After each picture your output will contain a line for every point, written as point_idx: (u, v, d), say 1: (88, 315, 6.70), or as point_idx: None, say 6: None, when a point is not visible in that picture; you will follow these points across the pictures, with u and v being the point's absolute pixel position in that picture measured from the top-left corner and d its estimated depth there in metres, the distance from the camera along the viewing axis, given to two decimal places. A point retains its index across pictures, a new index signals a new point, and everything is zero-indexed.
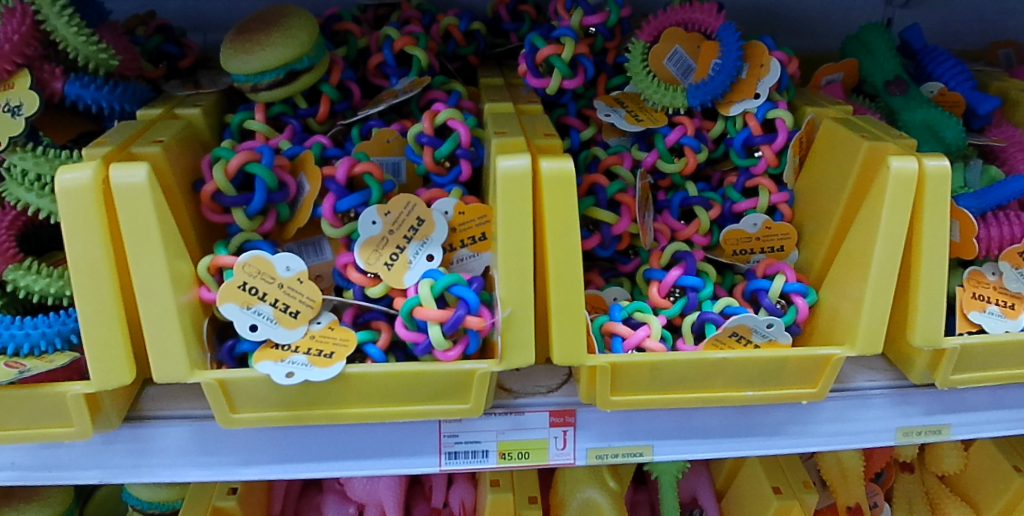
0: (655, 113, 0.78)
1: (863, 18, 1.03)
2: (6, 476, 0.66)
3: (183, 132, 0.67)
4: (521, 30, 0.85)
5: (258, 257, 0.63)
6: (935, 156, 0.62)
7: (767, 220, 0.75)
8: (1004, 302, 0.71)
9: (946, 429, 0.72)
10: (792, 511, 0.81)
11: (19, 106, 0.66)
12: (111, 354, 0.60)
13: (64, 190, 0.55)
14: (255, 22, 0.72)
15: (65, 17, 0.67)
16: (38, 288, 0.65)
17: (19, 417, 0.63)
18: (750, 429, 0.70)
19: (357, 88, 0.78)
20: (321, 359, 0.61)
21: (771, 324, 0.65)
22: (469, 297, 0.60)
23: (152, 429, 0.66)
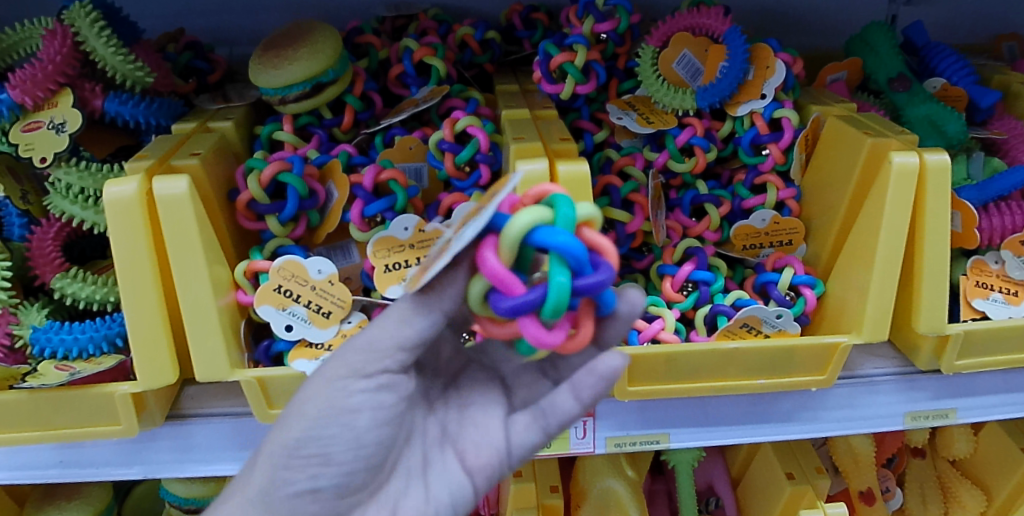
0: (666, 115, 0.81)
1: (867, 16, 1.06)
2: (51, 472, 0.69)
3: (217, 144, 0.70)
4: (534, 37, 0.88)
5: (292, 260, 0.67)
6: (935, 150, 0.65)
7: (775, 215, 0.78)
8: (1008, 289, 0.74)
9: (953, 413, 0.75)
10: (805, 497, 0.84)
11: (62, 123, 0.69)
12: (157, 356, 0.63)
13: (111, 202, 0.59)
14: (282, 37, 0.76)
15: (103, 38, 0.70)
16: (84, 295, 0.68)
17: (68, 416, 0.66)
18: (762, 416, 0.73)
19: (379, 98, 0.82)
20: (320, 318, 0.67)
21: (780, 314, 0.68)
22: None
23: (192, 426, 0.70)
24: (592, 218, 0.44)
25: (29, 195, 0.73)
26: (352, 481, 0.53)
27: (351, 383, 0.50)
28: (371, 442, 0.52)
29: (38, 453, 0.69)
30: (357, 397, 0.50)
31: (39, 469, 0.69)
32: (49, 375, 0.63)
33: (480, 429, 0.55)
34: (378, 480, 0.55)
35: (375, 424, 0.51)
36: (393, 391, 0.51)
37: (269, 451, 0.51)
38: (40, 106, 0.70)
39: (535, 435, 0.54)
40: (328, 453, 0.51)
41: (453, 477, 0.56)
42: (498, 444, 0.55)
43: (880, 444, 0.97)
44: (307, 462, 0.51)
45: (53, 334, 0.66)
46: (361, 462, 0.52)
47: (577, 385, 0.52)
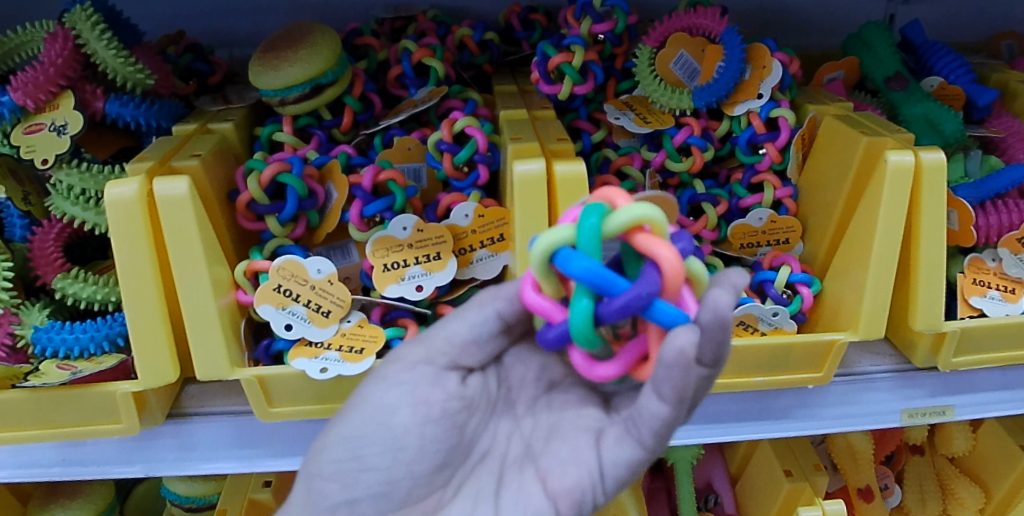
0: (663, 115, 0.81)
1: (864, 15, 1.06)
2: (53, 470, 0.70)
3: (217, 145, 0.71)
4: (533, 38, 0.89)
5: (291, 260, 0.67)
6: (931, 148, 0.65)
7: (772, 214, 0.78)
8: (1004, 287, 0.74)
9: (951, 410, 0.75)
10: (803, 494, 0.84)
11: (64, 125, 0.70)
12: (157, 356, 0.64)
13: (112, 203, 0.59)
14: (282, 39, 0.76)
15: (104, 40, 0.71)
16: (85, 295, 0.69)
17: (70, 415, 0.67)
18: (760, 413, 0.73)
19: (378, 99, 0.82)
20: (320, 317, 0.68)
21: (776, 312, 0.69)
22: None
23: (192, 425, 0.70)
24: (640, 219, 0.40)
25: (30, 196, 0.74)
26: (394, 494, 0.54)
27: (393, 379, 0.53)
28: (411, 446, 0.53)
29: (40, 452, 0.70)
30: (393, 394, 0.52)
31: (42, 467, 0.70)
32: (51, 374, 0.63)
33: (569, 445, 0.51)
34: (432, 499, 0.55)
35: (415, 426, 0.52)
36: (435, 390, 0.52)
37: (311, 458, 0.55)
38: (42, 109, 0.71)
39: (629, 452, 0.47)
40: (364, 456, 0.53)
41: (526, 502, 0.51)
42: (592, 466, 0.49)
43: (879, 442, 0.98)
44: (344, 467, 0.53)
45: (55, 334, 0.66)
46: (402, 472, 0.53)
47: (657, 381, 0.41)
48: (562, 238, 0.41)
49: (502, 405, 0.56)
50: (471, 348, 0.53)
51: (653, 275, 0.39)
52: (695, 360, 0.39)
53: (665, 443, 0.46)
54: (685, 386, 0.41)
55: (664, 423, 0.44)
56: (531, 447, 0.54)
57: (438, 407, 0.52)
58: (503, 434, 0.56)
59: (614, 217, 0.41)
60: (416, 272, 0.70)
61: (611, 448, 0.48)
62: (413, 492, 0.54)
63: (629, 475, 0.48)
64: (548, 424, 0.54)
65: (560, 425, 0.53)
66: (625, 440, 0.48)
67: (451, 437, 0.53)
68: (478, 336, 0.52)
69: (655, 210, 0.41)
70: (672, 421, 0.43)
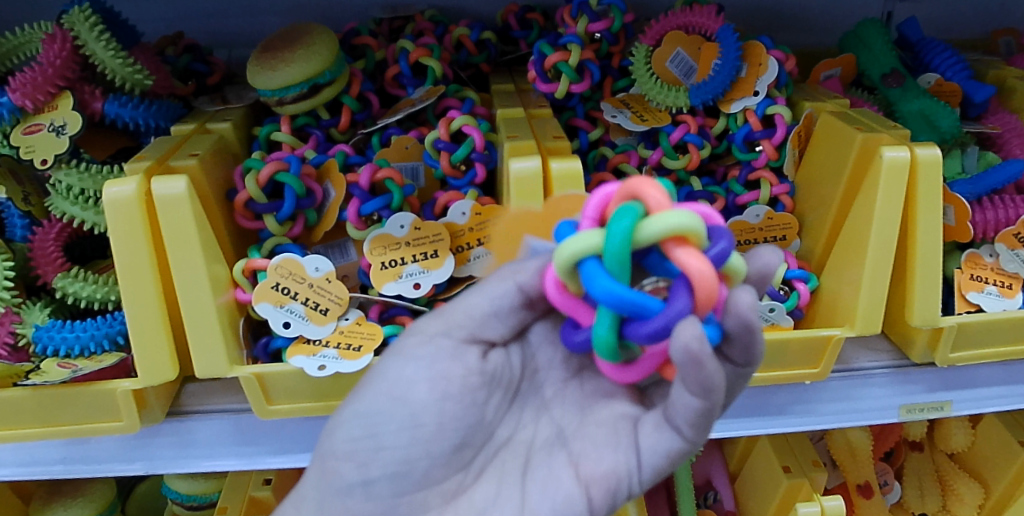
0: (659, 113, 0.82)
1: (860, 13, 1.06)
2: (54, 469, 0.70)
3: (215, 145, 0.71)
4: (530, 37, 0.89)
5: (289, 258, 0.68)
6: (926, 144, 0.65)
7: (769, 211, 0.78)
8: (1002, 282, 0.74)
9: (949, 406, 0.74)
10: (802, 490, 0.84)
11: (63, 126, 0.70)
12: (156, 353, 0.64)
13: (110, 203, 0.60)
14: (280, 39, 0.77)
15: (103, 41, 0.71)
16: (85, 294, 0.70)
17: (71, 413, 0.67)
18: (758, 409, 0.73)
19: (376, 98, 0.83)
20: (317, 314, 0.68)
21: (772, 308, 0.70)
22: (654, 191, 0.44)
23: (192, 423, 0.71)
24: (674, 237, 0.39)
25: (30, 196, 0.74)
26: (410, 474, 0.53)
27: (410, 353, 0.52)
28: (430, 423, 0.52)
29: (43, 449, 0.70)
30: (411, 368, 0.52)
31: (43, 465, 0.70)
32: (52, 373, 0.64)
33: (605, 430, 0.50)
34: (452, 481, 0.54)
35: (434, 403, 0.52)
36: (455, 364, 0.52)
37: (325, 438, 0.54)
38: (41, 109, 0.71)
39: (670, 442, 0.47)
40: (380, 434, 0.52)
41: (557, 488, 0.51)
42: (629, 457, 0.49)
43: (877, 438, 0.98)
44: (359, 446, 0.53)
45: (55, 333, 0.66)
46: (419, 451, 0.52)
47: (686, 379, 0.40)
48: (589, 251, 0.40)
49: (528, 387, 0.56)
50: (492, 321, 0.52)
51: (685, 300, 0.39)
52: (701, 354, 0.37)
53: (705, 435, 0.45)
54: (709, 380, 0.40)
55: (699, 415, 0.43)
56: (562, 432, 0.54)
57: (457, 382, 0.52)
58: (530, 416, 0.55)
59: (646, 232, 0.39)
60: (414, 270, 0.70)
61: (650, 437, 0.48)
62: (431, 474, 0.53)
63: (667, 465, 0.48)
64: (579, 408, 0.54)
65: (592, 411, 0.53)
66: (664, 428, 0.47)
67: (471, 415, 0.53)
68: (499, 309, 0.52)
69: (693, 227, 0.39)
70: (710, 414, 0.43)
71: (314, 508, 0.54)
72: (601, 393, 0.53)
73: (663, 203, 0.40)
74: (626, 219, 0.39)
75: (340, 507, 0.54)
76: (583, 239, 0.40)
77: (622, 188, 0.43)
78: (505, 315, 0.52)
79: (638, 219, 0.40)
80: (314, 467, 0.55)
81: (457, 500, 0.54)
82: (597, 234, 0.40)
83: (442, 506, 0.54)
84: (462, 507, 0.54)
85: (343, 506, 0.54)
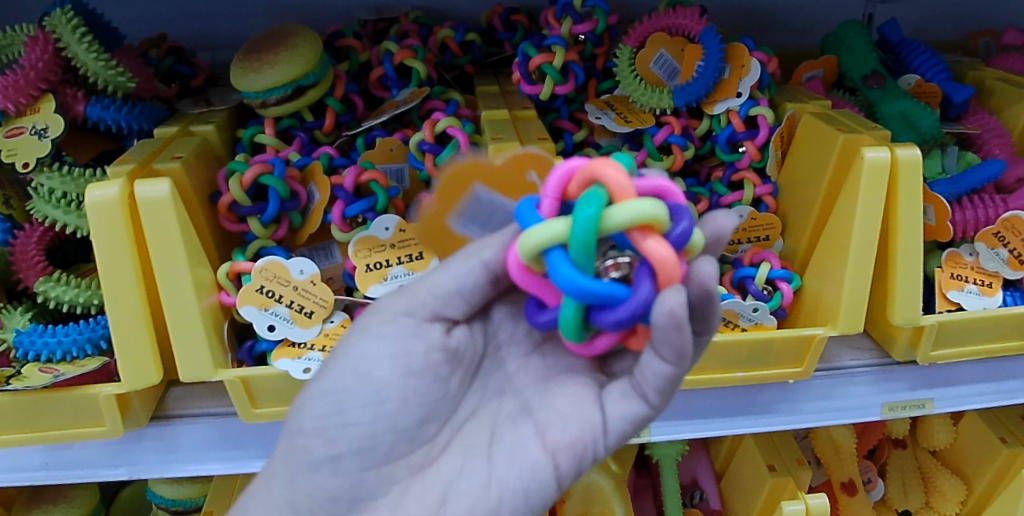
0: (643, 114, 0.82)
1: (842, 15, 1.07)
2: (38, 475, 0.70)
3: (199, 147, 0.71)
4: (514, 38, 0.89)
5: (274, 261, 0.68)
6: (906, 145, 0.66)
7: (752, 212, 0.79)
8: (982, 280, 0.75)
9: (930, 403, 0.76)
10: (786, 488, 0.85)
11: (44, 129, 0.70)
12: (140, 357, 0.64)
13: (93, 206, 0.59)
14: (263, 41, 0.76)
15: (85, 43, 0.71)
16: (68, 298, 0.69)
17: (52, 419, 0.67)
18: (743, 408, 0.74)
19: (360, 100, 0.83)
20: (302, 317, 0.68)
21: (756, 308, 0.70)
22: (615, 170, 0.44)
23: (176, 427, 0.70)
24: (639, 226, 0.39)
25: (11, 200, 0.74)
26: (376, 449, 0.53)
27: (375, 331, 0.52)
28: (394, 398, 0.52)
29: (25, 455, 0.70)
30: (375, 346, 0.52)
31: (27, 471, 0.70)
32: (33, 378, 0.63)
33: (569, 400, 0.51)
34: (418, 455, 0.54)
35: (398, 379, 0.52)
36: (418, 341, 0.52)
37: (291, 417, 0.54)
38: (23, 112, 0.71)
39: (635, 408, 0.49)
40: (346, 411, 0.52)
41: (524, 456, 0.51)
42: (594, 423, 0.50)
43: (860, 436, 0.99)
44: (325, 424, 0.52)
45: (37, 338, 0.66)
46: (384, 426, 0.52)
47: (657, 344, 0.42)
48: (555, 240, 0.41)
49: (490, 363, 0.57)
50: (456, 300, 0.52)
51: (649, 285, 0.40)
52: (685, 319, 0.39)
53: (670, 400, 0.47)
54: (684, 346, 0.42)
55: (669, 380, 0.45)
56: (525, 402, 0.54)
57: (421, 359, 0.52)
58: (494, 389, 0.56)
59: (612, 220, 0.39)
60: (399, 273, 0.70)
61: (616, 404, 0.50)
62: (396, 448, 0.53)
63: (631, 431, 0.50)
64: (541, 381, 0.55)
65: (554, 382, 0.54)
66: (627, 393, 0.49)
67: (436, 390, 0.53)
68: (464, 288, 0.51)
69: (657, 215, 0.39)
70: (677, 378, 0.45)
71: (284, 486, 0.55)
72: (563, 365, 0.54)
73: (627, 187, 0.41)
74: (591, 207, 0.39)
75: (308, 483, 0.54)
76: (548, 229, 0.41)
77: (585, 170, 0.43)
78: (471, 295, 0.52)
79: (603, 207, 0.40)
80: (281, 446, 0.55)
81: (423, 473, 0.54)
82: (562, 223, 0.41)
83: (409, 480, 0.54)
84: (428, 480, 0.54)
85: (310, 482, 0.54)
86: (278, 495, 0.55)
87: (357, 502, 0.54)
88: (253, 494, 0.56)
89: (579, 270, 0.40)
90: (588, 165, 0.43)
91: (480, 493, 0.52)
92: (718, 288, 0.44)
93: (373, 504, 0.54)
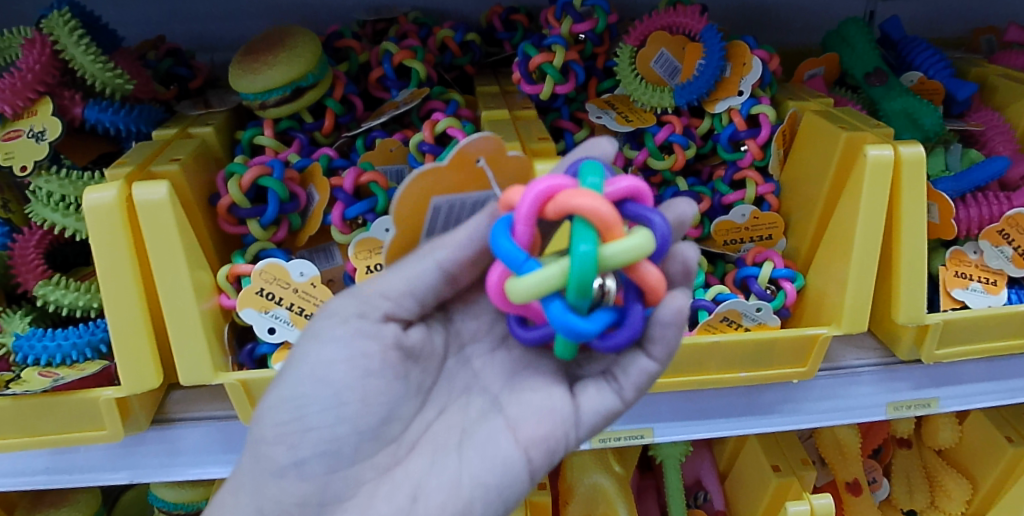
0: (644, 113, 0.82)
1: (843, 12, 1.07)
2: (37, 479, 0.70)
3: (197, 149, 0.70)
4: (514, 38, 0.89)
5: (273, 264, 0.67)
6: (910, 142, 0.65)
7: (755, 210, 0.78)
8: (986, 279, 0.75)
9: (935, 402, 0.75)
10: (791, 488, 0.84)
11: (43, 132, 0.69)
12: (140, 361, 0.63)
13: (91, 209, 0.59)
14: (261, 42, 0.76)
15: (82, 46, 0.70)
16: (67, 302, 0.68)
17: (52, 423, 0.66)
18: (747, 408, 0.74)
19: (360, 101, 0.82)
20: (302, 319, 0.68)
21: (759, 308, 0.69)
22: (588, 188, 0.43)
23: (177, 430, 0.70)
24: (634, 262, 0.40)
25: (10, 204, 0.74)
26: (341, 451, 0.52)
27: (328, 336, 0.52)
28: (354, 400, 0.51)
29: (25, 460, 0.69)
30: (330, 351, 0.51)
31: (27, 475, 0.70)
32: (33, 382, 0.63)
33: (539, 394, 0.52)
34: (385, 455, 0.53)
35: (357, 380, 0.51)
36: (372, 342, 0.52)
37: (254, 425, 0.53)
38: (20, 115, 0.70)
39: (608, 401, 0.51)
40: (306, 416, 0.51)
41: (495, 451, 0.51)
42: (565, 415, 0.51)
43: (865, 435, 0.99)
44: (287, 430, 0.51)
45: (36, 342, 0.65)
46: (348, 428, 0.51)
47: (654, 342, 0.48)
48: (553, 288, 0.40)
49: (456, 361, 0.57)
50: (407, 300, 0.52)
51: (640, 306, 0.44)
52: (689, 317, 0.46)
53: (644, 394, 0.51)
54: (674, 343, 0.47)
55: (651, 377, 0.50)
56: (494, 397, 0.54)
57: (377, 359, 0.52)
58: (461, 387, 0.56)
59: (610, 262, 0.40)
60: None
61: (588, 397, 0.51)
62: (362, 449, 0.52)
63: (602, 423, 0.52)
64: (507, 374, 0.55)
65: (520, 376, 0.54)
66: (601, 387, 0.52)
67: (397, 389, 0.53)
68: (416, 289, 0.52)
69: (651, 250, 0.40)
70: (657, 374, 0.50)
71: (250, 494, 0.53)
72: (529, 359, 0.55)
73: (613, 219, 0.40)
74: (587, 252, 0.39)
75: (275, 490, 0.52)
76: (544, 279, 0.39)
77: (564, 201, 0.41)
78: (422, 295, 0.53)
79: (596, 245, 0.40)
80: (246, 454, 0.54)
81: (391, 473, 0.53)
82: (557, 269, 0.40)
83: (377, 480, 0.53)
84: (398, 479, 0.53)
85: (277, 488, 0.52)
86: (246, 501, 0.53)
87: (326, 505, 0.53)
88: (219, 502, 0.54)
89: (577, 309, 0.41)
90: (566, 196, 0.41)
91: (452, 491, 0.51)
92: (696, 266, 0.51)
93: (341, 506, 0.53)
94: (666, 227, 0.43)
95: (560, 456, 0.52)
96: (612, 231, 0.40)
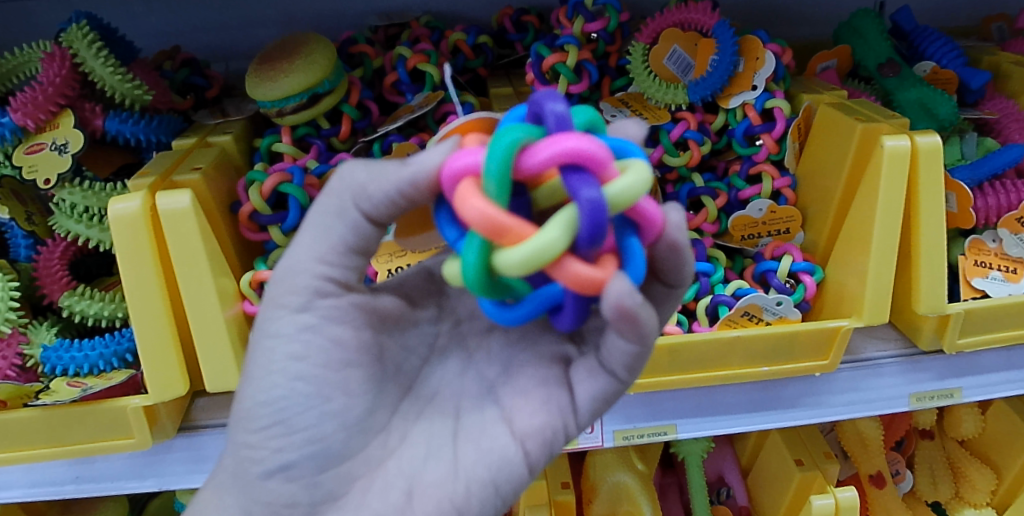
0: (659, 110, 0.82)
1: (853, 5, 1.07)
2: (66, 488, 0.71)
3: (218, 158, 0.71)
4: (526, 39, 0.89)
5: None
6: (925, 132, 0.65)
7: (772, 205, 0.79)
8: (1006, 267, 0.75)
9: (958, 392, 0.75)
10: (814, 482, 0.84)
11: (65, 144, 0.70)
12: (165, 367, 0.64)
13: (115, 219, 0.60)
14: (277, 50, 0.77)
15: (101, 58, 0.71)
16: (92, 312, 0.70)
17: (80, 433, 0.67)
18: (770, 403, 0.74)
19: (375, 106, 0.82)
20: None
21: (780, 302, 0.69)
22: (489, 174, 0.35)
23: (203, 437, 0.70)
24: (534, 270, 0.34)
25: (33, 216, 0.74)
26: (330, 450, 0.49)
27: (285, 329, 0.47)
28: (338, 395, 0.48)
29: (52, 471, 0.71)
30: (296, 343, 0.47)
31: (55, 486, 0.71)
32: (61, 392, 0.64)
33: (531, 381, 0.49)
34: (376, 446, 0.50)
35: (338, 372, 0.47)
36: (343, 326, 0.47)
37: (238, 426, 0.50)
38: (42, 128, 0.71)
39: (603, 384, 0.47)
40: (288, 418, 0.48)
41: (491, 444, 0.48)
42: (562, 403, 0.48)
43: (888, 427, 1.00)
44: (271, 433, 0.49)
45: (63, 353, 0.66)
46: (334, 424, 0.48)
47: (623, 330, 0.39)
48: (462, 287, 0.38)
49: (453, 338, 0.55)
50: (351, 258, 0.45)
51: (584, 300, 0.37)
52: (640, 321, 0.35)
53: (636, 372, 0.45)
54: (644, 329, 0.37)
55: (634, 357, 0.42)
56: (489, 384, 0.51)
57: (353, 344, 0.48)
58: (455, 372, 0.52)
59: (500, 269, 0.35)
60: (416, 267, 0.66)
61: (582, 384, 0.48)
62: (352, 444, 0.49)
63: (603, 407, 0.48)
64: (503, 357, 0.52)
65: (518, 360, 0.51)
66: (594, 372, 0.47)
67: (383, 374, 0.50)
68: (355, 245, 0.44)
69: (554, 253, 0.33)
70: (642, 354, 0.42)
71: (237, 495, 0.51)
72: (527, 339, 0.51)
73: (497, 223, 0.34)
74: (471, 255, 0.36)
75: (262, 491, 0.50)
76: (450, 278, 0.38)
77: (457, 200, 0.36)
78: (365, 248, 0.45)
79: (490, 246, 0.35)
80: (230, 455, 0.52)
81: (384, 466, 0.50)
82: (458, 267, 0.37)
83: (370, 474, 0.50)
84: (390, 475, 0.50)
85: (265, 490, 0.50)
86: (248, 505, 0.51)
87: (317, 505, 0.50)
88: (204, 502, 0.53)
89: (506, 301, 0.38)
90: (460, 194, 0.36)
91: (448, 486, 0.48)
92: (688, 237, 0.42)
93: (335, 505, 0.50)
94: (597, 208, 0.33)
95: (560, 444, 0.49)
96: (507, 236, 0.34)
